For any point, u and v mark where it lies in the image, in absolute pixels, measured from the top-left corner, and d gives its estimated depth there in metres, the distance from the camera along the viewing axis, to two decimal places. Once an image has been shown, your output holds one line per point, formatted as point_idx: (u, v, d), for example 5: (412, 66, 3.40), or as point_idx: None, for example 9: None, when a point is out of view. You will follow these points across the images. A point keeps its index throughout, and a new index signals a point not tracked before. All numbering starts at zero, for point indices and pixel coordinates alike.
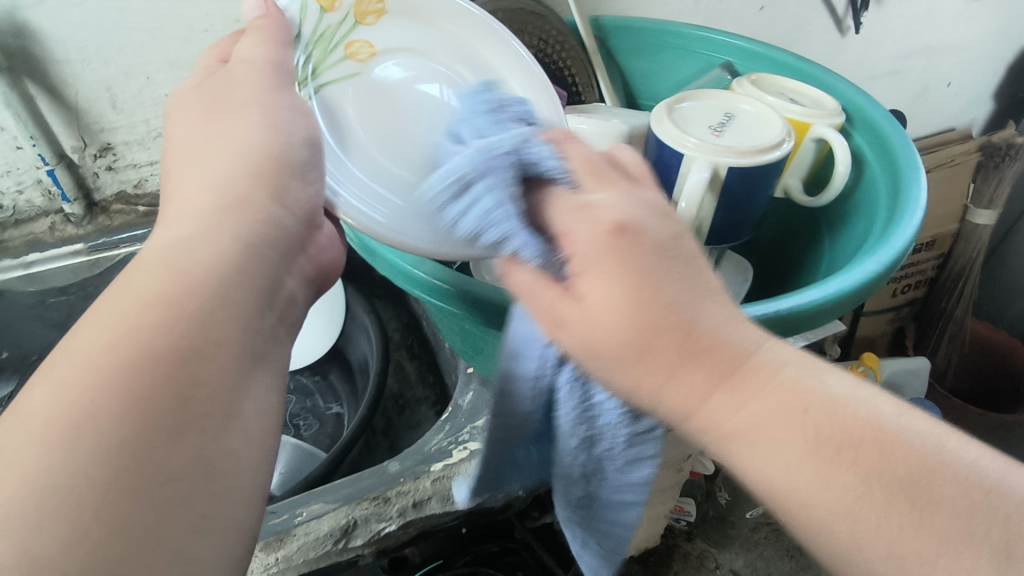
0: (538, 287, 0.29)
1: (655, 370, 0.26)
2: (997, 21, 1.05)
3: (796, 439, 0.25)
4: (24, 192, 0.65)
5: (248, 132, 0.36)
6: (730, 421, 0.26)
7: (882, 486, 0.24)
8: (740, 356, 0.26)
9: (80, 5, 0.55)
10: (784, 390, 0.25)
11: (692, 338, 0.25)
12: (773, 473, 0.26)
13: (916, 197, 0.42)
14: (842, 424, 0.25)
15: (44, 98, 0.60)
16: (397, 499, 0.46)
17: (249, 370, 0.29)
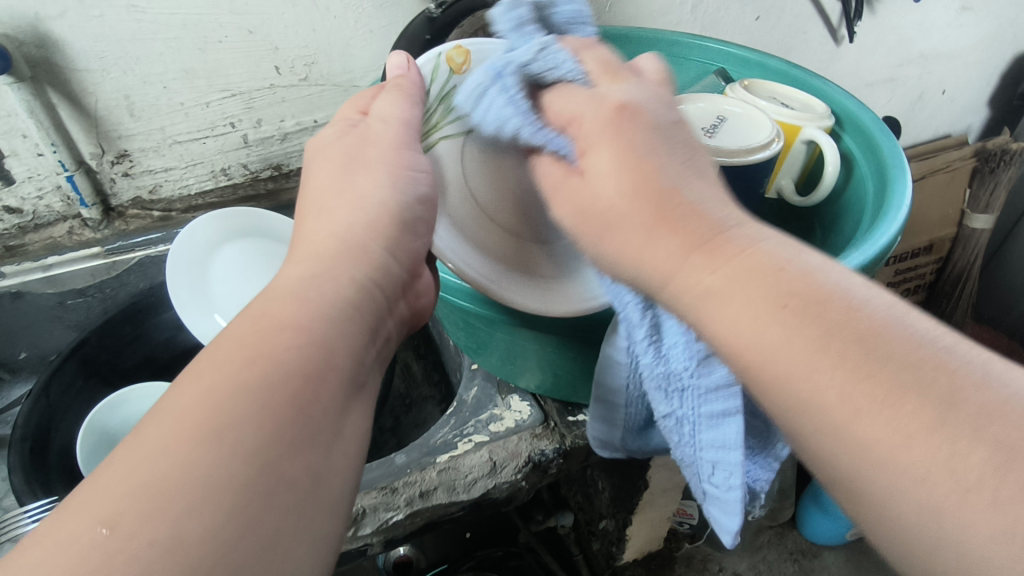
0: (554, 171, 0.34)
1: (635, 237, 0.28)
2: (990, 28, 1.07)
3: (754, 295, 0.25)
4: (44, 197, 0.67)
5: (371, 191, 0.37)
6: (696, 280, 0.26)
7: (838, 337, 0.23)
8: (705, 227, 0.27)
9: (100, 17, 0.58)
10: (752, 257, 0.26)
11: (667, 199, 0.28)
12: (737, 329, 0.25)
13: (901, 194, 0.45)
14: (807, 286, 0.24)
15: (64, 106, 0.62)
16: (404, 488, 0.47)
17: (346, 398, 0.30)
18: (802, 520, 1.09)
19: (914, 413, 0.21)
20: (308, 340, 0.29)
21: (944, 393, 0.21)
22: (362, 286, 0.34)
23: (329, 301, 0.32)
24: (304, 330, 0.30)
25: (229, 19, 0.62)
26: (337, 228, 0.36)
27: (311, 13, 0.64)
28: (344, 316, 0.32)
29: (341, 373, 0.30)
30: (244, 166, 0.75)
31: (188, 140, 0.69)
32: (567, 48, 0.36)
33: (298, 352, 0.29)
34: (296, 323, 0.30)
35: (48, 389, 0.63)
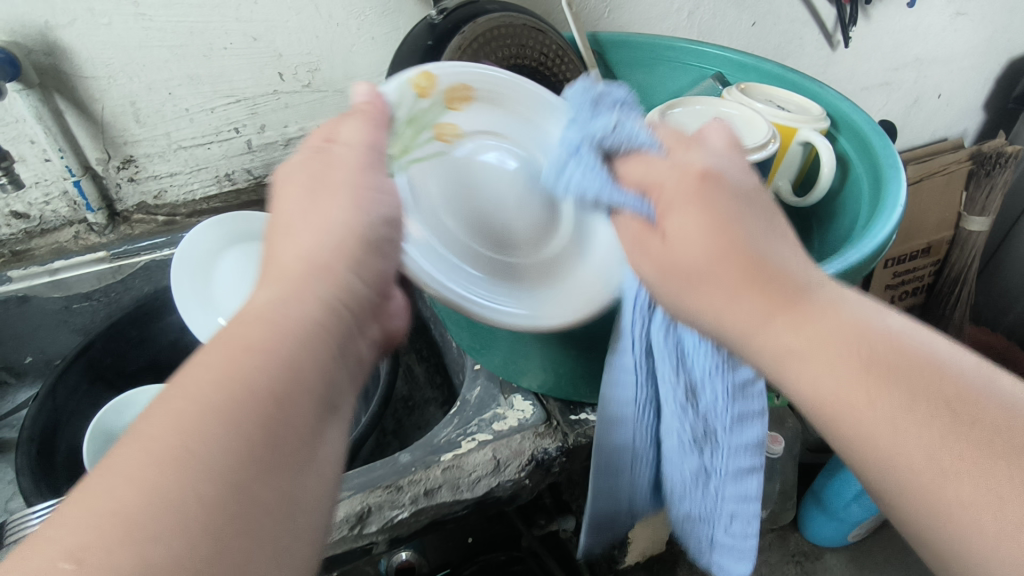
0: (629, 225, 0.37)
1: (734, 298, 0.31)
2: (984, 34, 1.08)
3: (845, 351, 0.29)
4: (51, 202, 0.68)
5: (335, 213, 0.36)
6: (803, 355, 0.30)
7: (931, 399, 0.27)
8: (805, 291, 0.31)
9: (109, 24, 0.59)
10: (850, 321, 0.30)
11: (768, 264, 0.31)
12: (822, 390, 0.29)
13: (896, 193, 0.46)
14: (887, 345, 0.29)
15: (72, 112, 0.63)
16: (409, 487, 0.48)
17: (322, 417, 0.30)
18: (804, 523, 1.10)
19: (947, 435, 0.26)
20: (278, 348, 0.30)
21: (955, 402, 0.27)
22: (329, 306, 0.33)
23: (299, 314, 0.31)
24: (265, 339, 0.30)
25: (234, 26, 0.63)
26: (301, 252, 0.34)
27: (315, 21, 0.65)
28: (320, 334, 0.31)
29: (325, 397, 0.30)
30: (249, 171, 0.75)
31: (192, 145, 0.70)
32: (642, 124, 0.40)
33: (286, 363, 0.29)
34: (259, 335, 0.30)
35: (54, 392, 0.64)
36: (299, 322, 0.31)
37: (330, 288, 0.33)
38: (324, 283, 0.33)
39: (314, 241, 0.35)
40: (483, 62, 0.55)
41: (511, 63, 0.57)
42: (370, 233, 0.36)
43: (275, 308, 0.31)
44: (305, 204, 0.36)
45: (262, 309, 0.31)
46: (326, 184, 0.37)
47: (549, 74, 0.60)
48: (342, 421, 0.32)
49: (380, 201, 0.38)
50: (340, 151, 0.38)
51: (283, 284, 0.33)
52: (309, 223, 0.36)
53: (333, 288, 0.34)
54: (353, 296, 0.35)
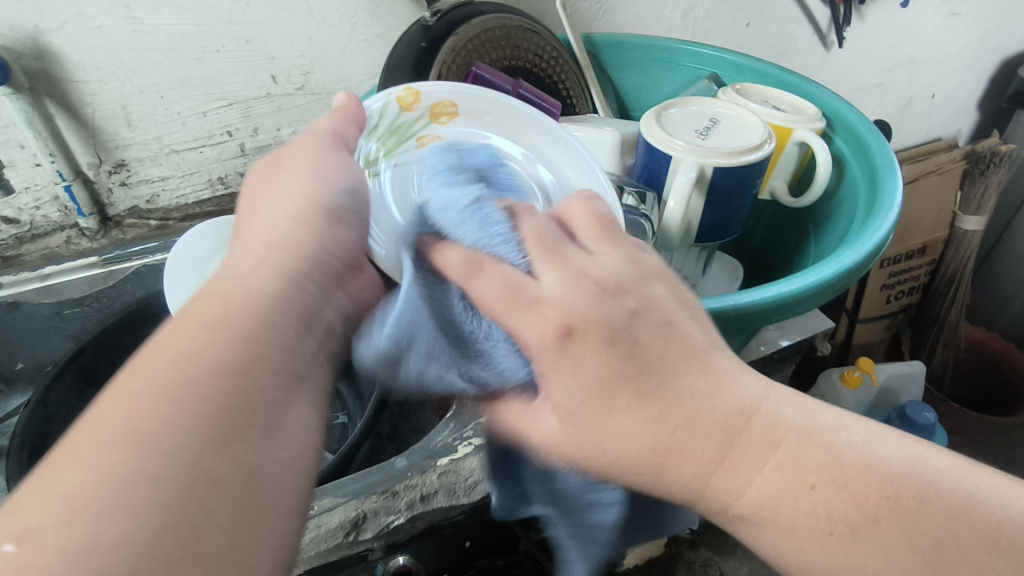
0: (506, 291, 0.34)
1: (643, 426, 0.31)
2: (977, 34, 1.09)
3: (798, 486, 0.32)
4: (42, 208, 0.68)
5: (300, 188, 0.41)
6: (760, 489, 0.32)
7: (882, 514, 0.31)
8: (707, 405, 0.31)
9: (99, 28, 0.58)
10: (773, 427, 0.32)
11: (665, 380, 0.31)
12: (773, 501, 0.32)
13: (892, 193, 0.45)
14: (870, 478, 0.32)
15: (62, 117, 0.63)
16: (405, 492, 0.47)
17: (291, 385, 0.32)
18: None
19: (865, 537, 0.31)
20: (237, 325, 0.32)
21: (898, 507, 0.31)
22: (286, 277, 0.36)
23: (261, 287, 0.35)
24: (230, 313, 0.32)
25: (226, 29, 0.62)
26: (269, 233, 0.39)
27: (308, 23, 0.65)
28: (280, 310, 0.34)
29: (292, 368, 0.32)
30: (242, 175, 0.75)
31: (185, 149, 0.70)
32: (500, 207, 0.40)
33: (244, 336, 0.31)
34: (222, 309, 0.32)
35: (46, 398, 0.63)
36: (260, 296, 0.34)
37: (288, 263, 0.37)
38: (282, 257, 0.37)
39: (280, 221, 0.40)
40: (478, 65, 0.54)
41: (504, 65, 0.57)
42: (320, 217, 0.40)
43: (236, 282, 0.35)
44: (268, 182, 0.43)
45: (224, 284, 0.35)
46: (287, 169, 0.43)
47: (544, 75, 0.60)
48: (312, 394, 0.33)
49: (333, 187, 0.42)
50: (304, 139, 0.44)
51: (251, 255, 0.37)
52: (277, 206, 0.41)
53: (292, 265, 0.37)
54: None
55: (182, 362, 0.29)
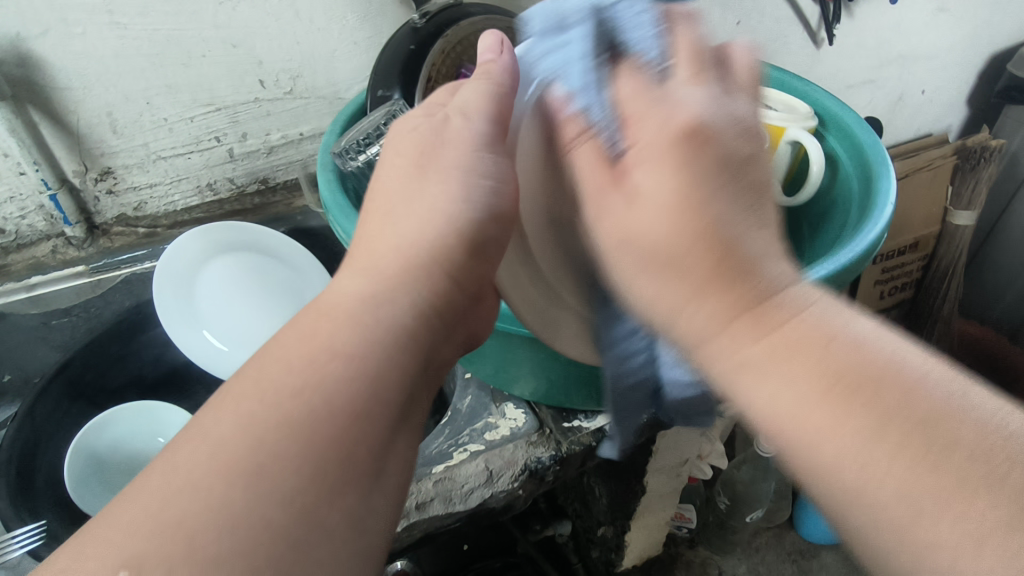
0: (596, 169, 0.31)
1: (786, 370, 0.26)
2: (965, 30, 1.09)
3: (806, 371, 0.26)
4: (27, 217, 0.66)
5: (437, 205, 0.34)
6: (762, 379, 0.27)
7: (890, 413, 0.24)
8: (759, 272, 0.27)
9: (84, 34, 0.57)
10: (805, 326, 0.27)
11: (717, 227, 0.28)
12: (778, 401, 0.26)
13: (886, 191, 0.45)
14: (861, 364, 0.25)
15: (47, 124, 0.62)
16: (400, 501, 0.47)
17: (394, 427, 0.30)
18: (800, 522, 1.09)
19: (900, 448, 0.24)
20: (366, 363, 0.29)
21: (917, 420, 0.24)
22: (418, 313, 0.32)
23: (395, 320, 0.31)
24: (355, 347, 0.29)
25: (212, 33, 0.61)
26: (407, 242, 0.33)
27: (295, 26, 0.64)
28: (400, 354, 0.30)
29: (402, 413, 0.30)
30: (231, 180, 0.74)
31: (172, 155, 0.69)
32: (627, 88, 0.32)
33: (369, 377, 0.29)
34: (347, 340, 0.29)
35: (32, 412, 0.62)
36: (384, 341, 0.30)
37: (423, 290, 0.33)
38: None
39: (409, 231, 0.34)
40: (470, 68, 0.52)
41: None
42: (477, 234, 0.34)
43: (368, 310, 0.31)
44: (406, 184, 0.35)
45: (357, 308, 0.31)
46: (430, 165, 0.35)
47: None
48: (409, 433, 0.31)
49: (490, 193, 0.35)
50: (458, 126, 0.35)
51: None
52: (411, 210, 0.34)
53: (430, 290, 0.33)
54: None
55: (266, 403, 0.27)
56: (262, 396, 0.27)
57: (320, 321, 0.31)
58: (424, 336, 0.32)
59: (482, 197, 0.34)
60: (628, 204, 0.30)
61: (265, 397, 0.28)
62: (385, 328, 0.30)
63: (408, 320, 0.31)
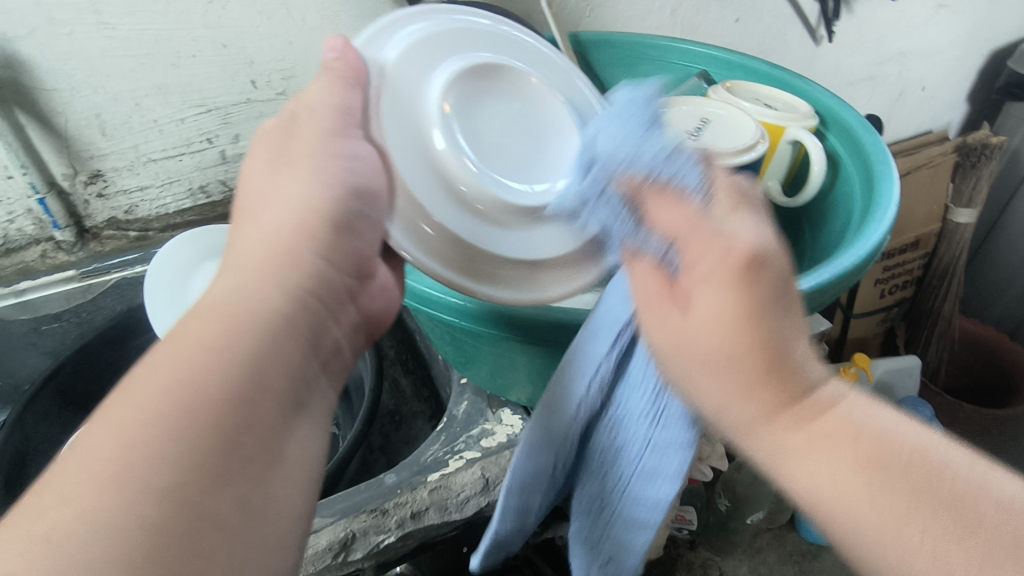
0: (655, 278, 0.32)
1: (826, 451, 0.27)
2: (966, 25, 1.08)
3: (835, 452, 0.26)
4: (15, 221, 0.65)
5: (301, 190, 0.35)
6: (790, 439, 0.27)
7: (888, 474, 0.25)
8: (800, 371, 0.28)
9: (70, 34, 0.56)
10: (844, 411, 0.27)
11: (765, 344, 0.27)
12: (816, 482, 0.27)
13: (889, 191, 0.44)
14: (879, 443, 0.26)
15: (34, 127, 0.61)
16: (395, 510, 0.46)
17: (290, 413, 0.29)
18: (801, 522, 1.09)
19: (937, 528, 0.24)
20: (232, 345, 0.28)
21: (929, 486, 0.25)
22: (292, 297, 0.31)
23: (266, 304, 0.30)
24: (226, 335, 0.28)
25: (202, 33, 0.60)
26: (274, 231, 0.33)
27: (287, 25, 0.63)
28: (283, 337, 0.30)
29: (299, 395, 0.30)
30: (223, 183, 0.73)
31: (163, 157, 0.68)
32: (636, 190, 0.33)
33: (243, 362, 0.28)
34: (220, 329, 0.28)
35: (21, 420, 0.61)
36: (265, 313, 0.30)
37: (295, 277, 0.32)
38: (293, 266, 0.32)
39: (276, 218, 0.34)
40: None
41: None
42: (338, 213, 0.34)
43: (238, 298, 0.30)
44: (270, 175, 0.36)
45: (224, 298, 0.30)
46: (285, 160, 0.36)
47: None
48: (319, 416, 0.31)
49: (347, 168, 0.35)
50: (310, 118, 0.36)
51: (249, 268, 0.32)
52: (278, 199, 0.35)
53: (298, 276, 0.32)
54: (330, 341, 0.34)
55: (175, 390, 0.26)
56: (233, 412, 0.26)
57: (192, 313, 0.30)
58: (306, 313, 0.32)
59: (341, 174, 0.34)
60: (693, 283, 0.30)
61: (171, 384, 0.26)
62: (255, 312, 0.30)
63: (279, 305, 0.31)
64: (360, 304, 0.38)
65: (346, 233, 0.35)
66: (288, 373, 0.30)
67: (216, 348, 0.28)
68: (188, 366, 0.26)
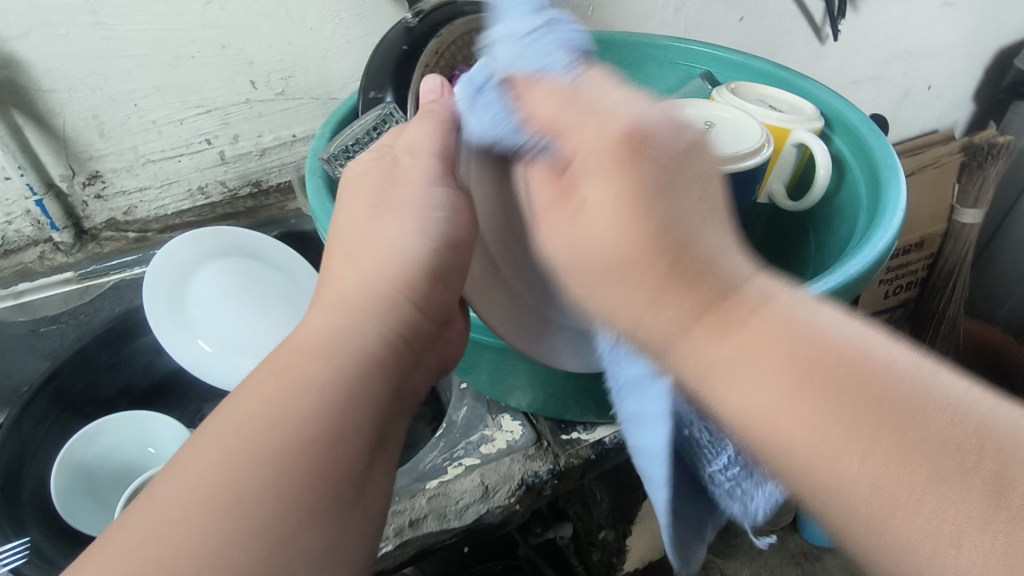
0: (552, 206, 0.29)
1: (797, 396, 0.23)
2: (973, 24, 1.07)
3: (779, 372, 0.23)
4: (14, 223, 0.65)
5: (397, 238, 0.35)
6: (709, 351, 0.24)
7: (844, 398, 0.22)
8: (730, 288, 0.24)
9: (67, 35, 0.56)
10: (794, 330, 0.24)
11: (707, 273, 0.24)
12: (753, 404, 0.24)
13: (896, 196, 0.44)
14: (829, 350, 0.23)
15: (31, 128, 0.60)
16: (393, 518, 0.45)
17: (372, 457, 0.30)
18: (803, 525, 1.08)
19: (873, 436, 0.22)
20: (331, 390, 0.29)
21: (880, 403, 0.22)
22: (388, 339, 0.33)
23: (358, 347, 0.31)
24: (321, 378, 0.29)
25: (201, 34, 0.60)
26: (371, 275, 0.34)
27: (286, 26, 0.62)
28: (371, 382, 0.31)
29: (382, 437, 0.31)
30: (223, 183, 0.73)
31: (162, 158, 0.67)
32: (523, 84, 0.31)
33: (338, 406, 0.29)
34: (314, 372, 0.30)
35: (19, 424, 0.61)
36: (356, 356, 0.31)
37: (387, 319, 0.33)
38: (390, 315, 0.33)
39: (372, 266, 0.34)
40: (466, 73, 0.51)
41: None
42: (432, 261, 0.35)
43: (337, 340, 0.31)
44: (366, 222, 0.36)
45: (326, 338, 0.31)
46: (389, 207, 0.36)
47: None
48: (389, 460, 0.31)
49: (443, 224, 0.36)
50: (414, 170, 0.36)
51: (349, 314, 0.33)
52: (371, 245, 0.35)
53: (392, 319, 0.33)
54: (414, 386, 0.34)
55: (267, 434, 0.28)
56: (297, 440, 0.28)
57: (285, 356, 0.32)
58: (402, 353, 0.33)
59: (438, 224, 0.35)
60: (579, 231, 0.27)
61: (252, 440, 0.28)
62: (351, 355, 0.31)
63: (374, 350, 0.32)
64: (440, 349, 0.38)
65: (439, 282, 0.36)
66: (377, 417, 0.30)
67: (312, 389, 0.29)
68: (288, 408, 0.28)
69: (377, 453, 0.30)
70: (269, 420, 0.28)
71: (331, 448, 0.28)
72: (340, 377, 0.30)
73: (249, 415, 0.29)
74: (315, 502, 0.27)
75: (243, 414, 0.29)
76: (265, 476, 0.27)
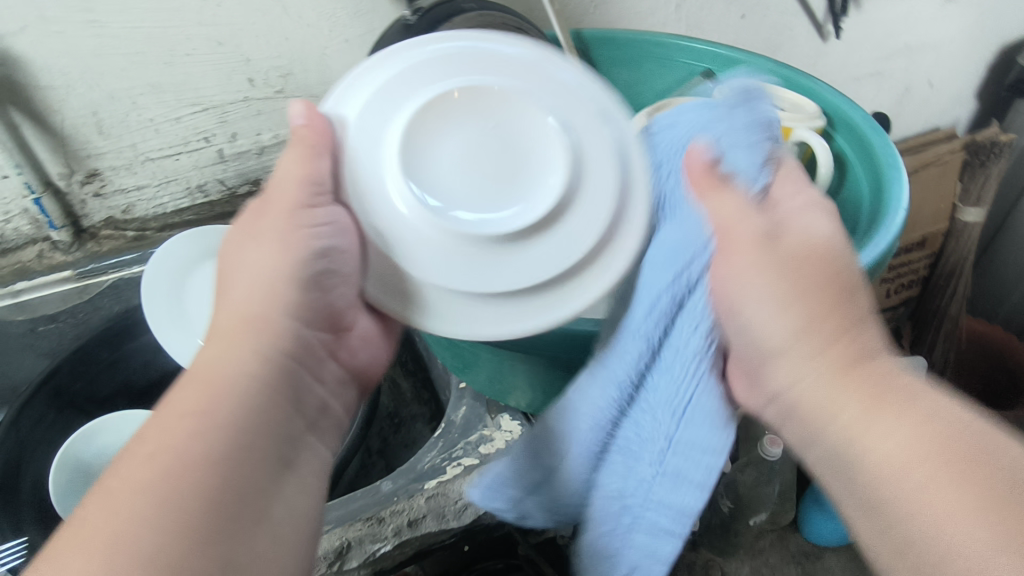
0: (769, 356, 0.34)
1: (901, 429, 0.29)
2: (975, 20, 1.06)
3: (914, 431, 0.29)
4: (12, 221, 0.65)
5: (267, 261, 0.38)
6: (875, 437, 0.30)
7: (987, 473, 0.27)
8: (866, 346, 0.32)
9: (63, 33, 0.55)
10: (885, 380, 0.31)
11: (875, 372, 0.31)
12: (891, 452, 0.29)
13: (899, 195, 0.43)
14: (973, 446, 0.28)
15: (29, 126, 0.60)
16: (391, 518, 0.45)
17: (276, 472, 0.33)
18: (805, 524, 1.08)
19: (964, 490, 0.27)
20: (218, 412, 0.32)
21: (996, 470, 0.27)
22: (265, 355, 0.35)
23: (244, 365, 0.34)
24: (203, 401, 0.32)
25: (197, 30, 0.59)
26: (245, 297, 0.37)
27: (284, 22, 0.62)
28: (257, 395, 0.34)
29: (280, 455, 0.34)
30: (221, 182, 0.72)
31: (160, 156, 0.67)
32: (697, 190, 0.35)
33: (223, 422, 0.31)
34: (199, 397, 0.32)
35: (17, 422, 0.61)
36: (240, 376, 0.34)
37: (268, 340, 0.36)
38: (267, 334, 0.36)
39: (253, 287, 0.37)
40: None
41: None
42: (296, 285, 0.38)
43: (219, 364, 0.34)
44: (248, 247, 0.39)
45: (210, 363, 0.34)
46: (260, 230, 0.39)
47: None
48: (297, 479, 0.34)
49: (318, 232, 0.36)
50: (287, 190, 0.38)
51: (229, 337, 0.35)
52: (252, 264, 0.38)
53: (271, 339, 0.36)
54: (314, 401, 0.38)
55: (158, 460, 0.30)
56: (196, 462, 0.30)
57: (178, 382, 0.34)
58: (287, 367, 0.36)
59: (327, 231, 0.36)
60: (898, 420, 0.30)
61: (157, 468, 0.29)
62: (230, 375, 0.33)
63: (261, 367, 0.35)
64: (340, 357, 0.42)
65: (312, 292, 0.38)
66: (270, 435, 0.33)
67: (197, 412, 0.32)
68: (174, 432, 0.31)
69: (276, 472, 0.33)
70: (161, 449, 0.30)
71: (234, 461, 0.31)
72: (224, 397, 0.33)
73: (147, 443, 0.30)
74: (228, 521, 0.29)
75: (142, 445, 0.30)
76: (165, 500, 0.28)
